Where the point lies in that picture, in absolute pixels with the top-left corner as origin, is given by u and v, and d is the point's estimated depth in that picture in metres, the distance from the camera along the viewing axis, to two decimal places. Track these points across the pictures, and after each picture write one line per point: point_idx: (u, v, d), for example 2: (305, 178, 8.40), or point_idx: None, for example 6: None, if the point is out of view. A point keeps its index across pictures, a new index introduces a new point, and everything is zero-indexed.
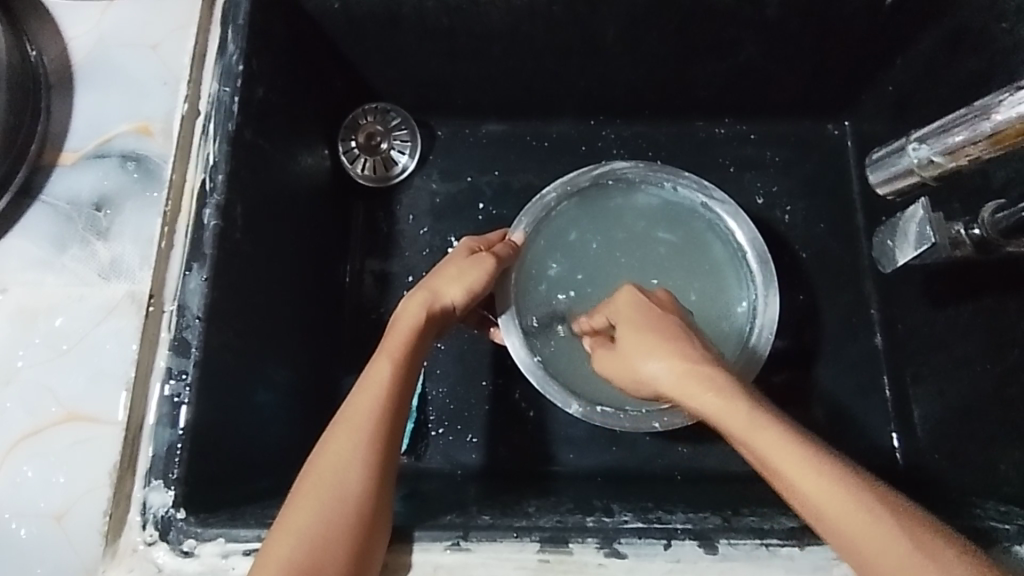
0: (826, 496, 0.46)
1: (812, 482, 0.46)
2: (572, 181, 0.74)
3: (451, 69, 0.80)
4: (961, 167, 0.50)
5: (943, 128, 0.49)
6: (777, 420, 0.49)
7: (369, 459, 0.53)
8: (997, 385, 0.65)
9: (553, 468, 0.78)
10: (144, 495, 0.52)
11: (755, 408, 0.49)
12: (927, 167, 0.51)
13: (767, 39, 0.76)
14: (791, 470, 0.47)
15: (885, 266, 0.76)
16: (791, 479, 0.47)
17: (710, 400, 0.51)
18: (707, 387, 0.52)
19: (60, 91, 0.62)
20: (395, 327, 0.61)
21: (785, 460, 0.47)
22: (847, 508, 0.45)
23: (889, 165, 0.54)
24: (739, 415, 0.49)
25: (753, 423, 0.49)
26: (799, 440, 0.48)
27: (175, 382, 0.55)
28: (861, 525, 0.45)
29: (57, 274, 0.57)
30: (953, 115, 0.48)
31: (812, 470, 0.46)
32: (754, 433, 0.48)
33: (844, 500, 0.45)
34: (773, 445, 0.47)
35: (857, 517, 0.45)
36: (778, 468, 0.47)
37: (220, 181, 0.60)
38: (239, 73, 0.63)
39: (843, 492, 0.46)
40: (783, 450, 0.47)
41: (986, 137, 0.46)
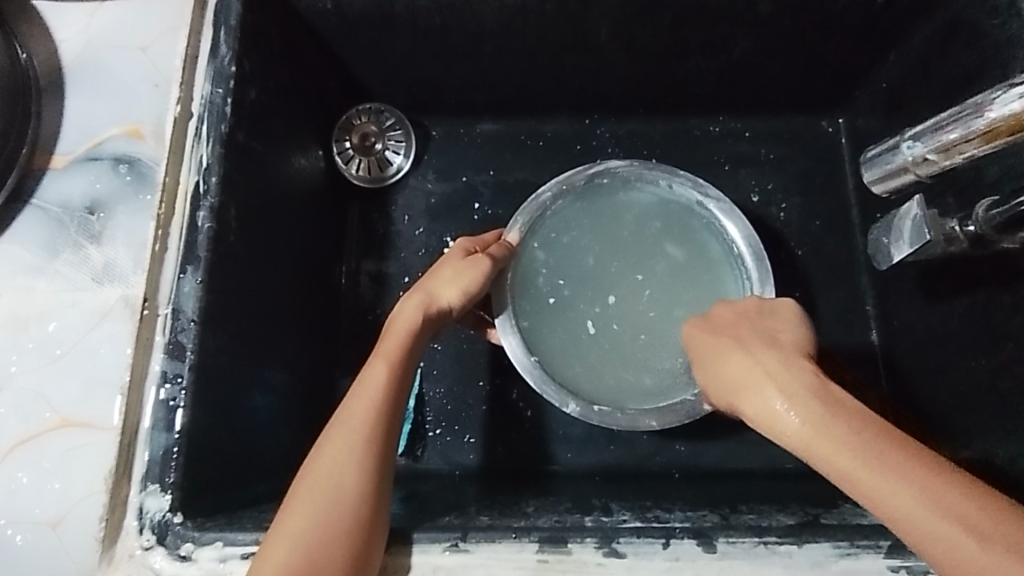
0: (886, 487, 0.45)
1: (877, 478, 0.45)
2: (567, 180, 0.74)
3: (445, 69, 0.80)
4: (953, 164, 0.50)
5: (937, 125, 0.49)
6: (833, 413, 0.49)
7: (365, 462, 0.53)
8: (992, 380, 0.65)
9: (551, 467, 0.78)
10: (140, 500, 0.51)
11: (822, 407, 0.50)
12: (921, 164, 0.51)
13: (760, 36, 0.76)
14: (853, 466, 0.47)
15: (881, 263, 0.76)
16: (861, 479, 0.46)
17: (773, 402, 0.51)
18: (778, 388, 0.52)
19: (51, 95, 0.62)
20: (391, 329, 0.61)
21: (843, 454, 0.47)
22: (910, 496, 0.44)
23: (883, 163, 0.54)
24: (810, 414, 0.49)
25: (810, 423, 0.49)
26: (866, 437, 0.47)
27: (170, 386, 0.55)
28: (925, 514, 0.44)
29: (50, 279, 0.57)
30: (948, 112, 0.48)
31: (874, 462, 0.46)
32: (816, 433, 0.49)
33: (909, 492, 0.44)
34: (834, 442, 0.48)
35: (920, 506, 0.44)
36: (841, 463, 0.47)
37: (214, 183, 0.60)
38: (232, 74, 0.63)
39: (908, 483, 0.45)
40: (843, 449, 0.47)
41: (981, 133, 0.46)
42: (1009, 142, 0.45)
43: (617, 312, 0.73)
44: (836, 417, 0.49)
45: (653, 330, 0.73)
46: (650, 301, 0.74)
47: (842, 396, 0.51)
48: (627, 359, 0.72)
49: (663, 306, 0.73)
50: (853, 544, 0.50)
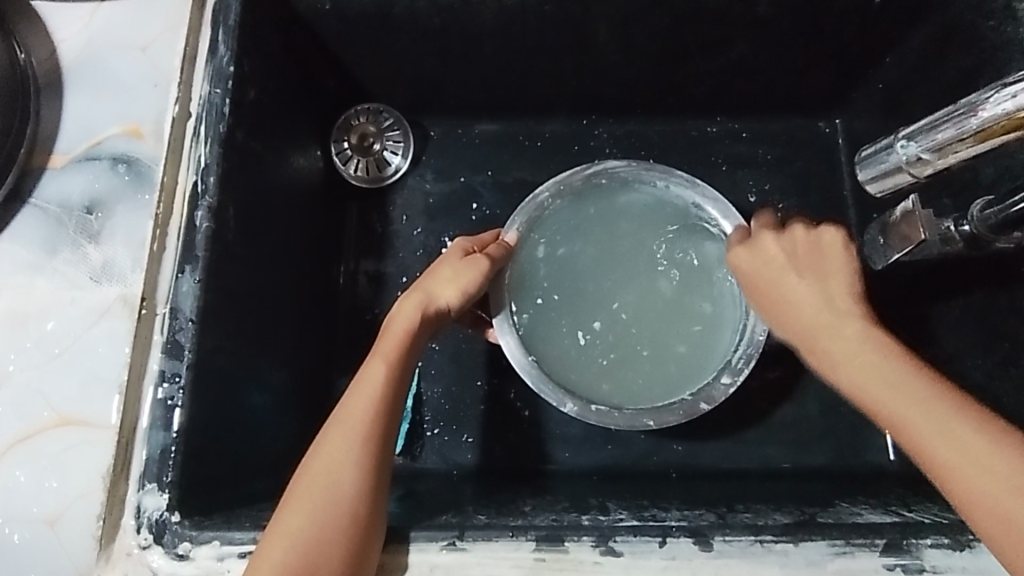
0: (933, 431, 0.45)
1: (917, 414, 0.46)
2: (565, 180, 0.75)
3: (443, 70, 0.80)
4: (949, 163, 0.50)
5: (930, 125, 0.49)
6: (865, 343, 0.51)
7: (363, 461, 0.53)
8: (988, 380, 0.65)
9: (548, 467, 0.78)
10: (137, 499, 0.51)
11: (871, 347, 0.50)
12: (916, 164, 0.51)
13: (757, 38, 0.76)
14: (899, 403, 0.47)
15: (876, 262, 0.72)
16: (876, 397, 0.48)
17: (794, 317, 0.55)
18: (835, 331, 0.52)
19: (50, 94, 0.62)
20: (389, 328, 0.61)
21: (896, 395, 0.47)
22: (959, 442, 0.44)
23: (879, 162, 0.55)
24: (845, 354, 0.51)
25: (853, 349, 0.51)
26: (906, 365, 0.49)
27: (168, 385, 0.54)
28: (974, 466, 0.44)
29: (49, 277, 0.57)
30: (940, 112, 0.49)
31: (922, 403, 0.46)
32: (835, 348, 0.52)
33: (955, 438, 0.45)
34: (859, 368, 0.50)
35: (967, 457, 0.44)
36: (878, 400, 0.48)
37: (213, 183, 0.60)
38: (231, 75, 0.63)
39: (948, 427, 0.45)
40: (894, 390, 0.48)
41: (974, 133, 0.46)
42: (1002, 141, 0.46)
43: (616, 312, 0.73)
44: (879, 355, 0.50)
45: (651, 329, 0.73)
46: (646, 301, 0.74)
47: (893, 341, 0.51)
48: (625, 359, 0.72)
49: (661, 307, 0.73)
50: (849, 543, 0.50)
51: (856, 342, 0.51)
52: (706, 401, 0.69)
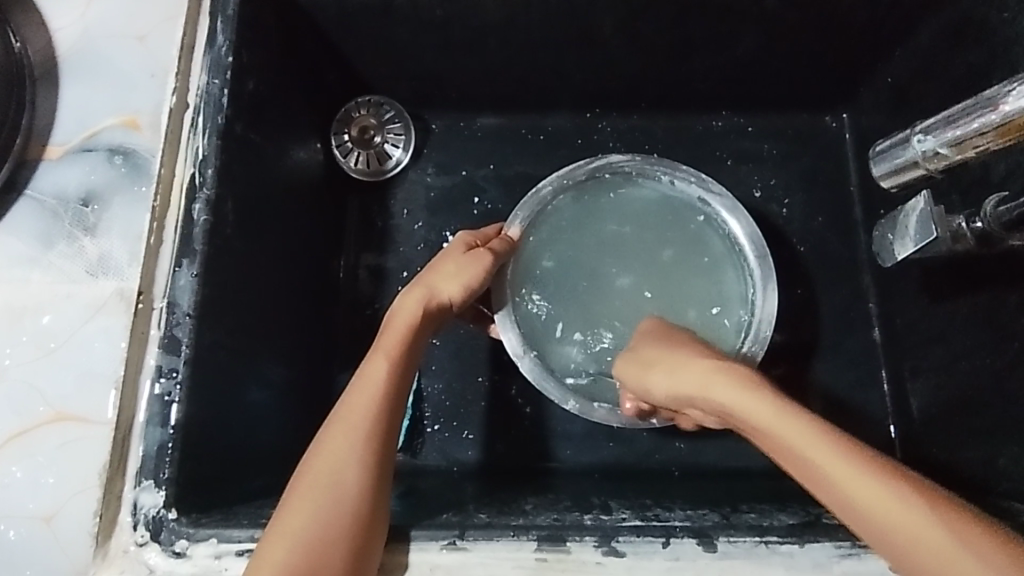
0: (849, 476, 0.45)
1: (832, 457, 0.46)
2: (569, 175, 0.73)
3: (445, 61, 0.79)
4: (966, 159, 0.49)
5: (949, 118, 0.48)
6: (770, 393, 0.50)
7: (365, 459, 0.52)
8: (997, 381, 0.64)
9: (550, 465, 0.77)
10: (135, 496, 0.51)
11: (776, 394, 0.50)
12: (932, 159, 0.50)
13: (765, 31, 0.75)
14: (816, 451, 0.46)
15: (885, 260, 0.76)
16: (795, 447, 0.47)
17: (706, 372, 0.54)
18: (744, 384, 0.51)
19: (46, 84, 0.61)
20: (390, 325, 0.60)
21: (811, 442, 0.47)
22: (874, 485, 0.44)
23: (893, 157, 0.54)
24: (763, 405, 0.49)
25: (761, 405, 0.49)
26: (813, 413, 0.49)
27: (166, 381, 0.54)
28: (892, 504, 0.44)
29: (44, 270, 0.56)
30: (960, 105, 0.48)
31: (833, 447, 0.46)
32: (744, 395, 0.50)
33: (870, 482, 0.44)
34: (770, 417, 0.49)
35: (882, 495, 0.44)
36: (798, 451, 0.47)
37: (211, 175, 0.59)
38: (229, 65, 0.62)
39: (858, 467, 0.45)
40: (808, 436, 0.47)
41: (995, 128, 0.45)
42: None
43: (618, 310, 0.73)
44: (786, 408, 0.49)
45: None
46: (650, 299, 0.73)
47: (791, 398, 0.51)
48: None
49: (665, 304, 0.73)
50: (856, 545, 0.50)
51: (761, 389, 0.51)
52: None
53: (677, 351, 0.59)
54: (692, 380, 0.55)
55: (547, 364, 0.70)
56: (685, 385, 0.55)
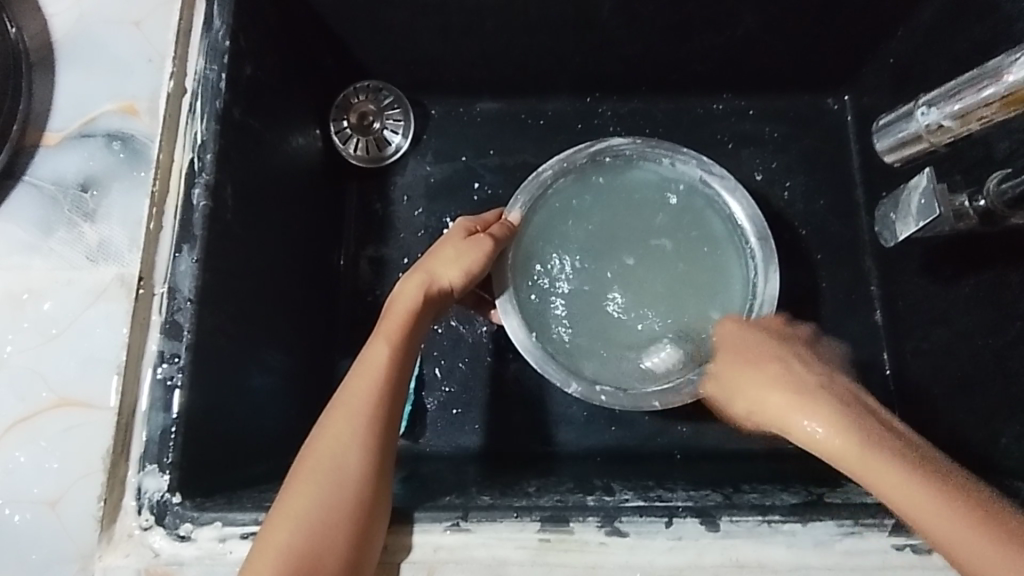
0: (920, 501, 0.45)
1: (899, 480, 0.46)
2: (569, 158, 0.73)
3: (444, 45, 0.79)
4: (969, 131, 0.49)
5: (954, 90, 0.48)
6: (848, 414, 0.52)
7: (368, 444, 0.52)
8: (999, 361, 0.64)
9: (551, 449, 0.78)
10: (139, 480, 0.52)
11: (856, 425, 0.51)
12: (936, 132, 0.50)
13: (766, 11, 0.74)
14: (880, 470, 0.47)
15: (887, 240, 0.75)
16: (862, 468, 0.48)
17: (800, 401, 0.54)
18: (815, 406, 0.53)
19: (42, 69, 0.60)
20: (391, 310, 0.60)
21: (879, 464, 0.48)
22: (949, 517, 0.44)
23: (895, 130, 0.53)
24: (840, 429, 0.51)
25: (842, 429, 0.51)
26: (875, 429, 0.50)
27: (168, 366, 0.54)
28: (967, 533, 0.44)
29: (45, 257, 0.56)
30: (964, 76, 0.47)
31: (904, 470, 0.47)
32: (830, 424, 0.51)
33: (946, 516, 0.44)
34: (841, 439, 0.50)
35: (951, 523, 0.44)
36: (867, 472, 0.48)
37: (209, 161, 0.59)
38: (226, 50, 0.62)
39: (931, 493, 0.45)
40: (880, 460, 0.48)
41: (999, 99, 0.45)
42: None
43: (624, 293, 0.73)
44: (864, 430, 0.50)
45: (660, 310, 0.72)
46: (652, 282, 0.73)
47: (873, 410, 0.53)
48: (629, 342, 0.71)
49: (666, 289, 0.73)
50: (857, 523, 0.50)
51: (841, 415, 0.52)
52: None
53: (747, 373, 0.61)
54: (783, 407, 0.55)
55: (548, 347, 0.70)
56: (777, 410, 0.56)
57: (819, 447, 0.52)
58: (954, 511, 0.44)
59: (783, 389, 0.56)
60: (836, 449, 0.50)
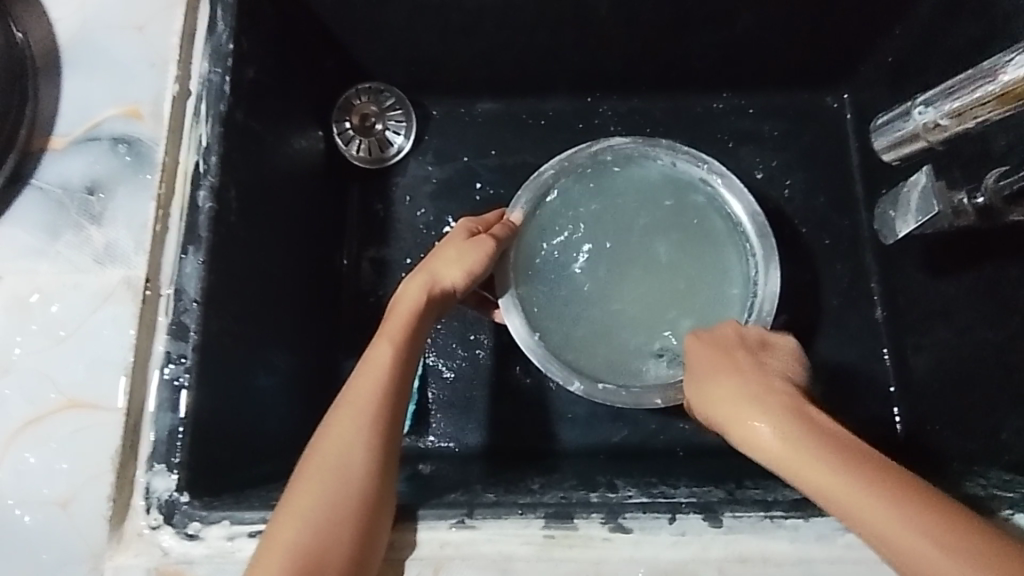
0: (864, 511, 0.45)
1: (848, 489, 0.46)
2: (570, 157, 0.74)
3: (444, 46, 0.79)
4: (966, 129, 0.49)
5: (949, 89, 0.48)
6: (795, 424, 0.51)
7: (372, 443, 0.53)
8: (998, 355, 0.65)
9: (555, 447, 0.78)
10: (147, 480, 0.52)
11: (805, 433, 0.50)
12: (932, 130, 0.50)
13: (764, 9, 0.75)
14: (824, 481, 0.47)
15: (887, 238, 0.76)
16: (806, 478, 0.48)
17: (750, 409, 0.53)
18: (765, 413, 0.52)
19: (48, 75, 0.61)
20: (395, 311, 0.61)
21: (823, 475, 0.47)
22: (896, 522, 0.44)
23: (893, 129, 0.53)
24: (788, 438, 0.50)
25: (791, 441, 0.50)
26: (820, 438, 0.49)
27: (174, 366, 0.54)
28: (911, 538, 0.43)
29: (52, 260, 0.57)
30: (960, 76, 0.48)
31: (850, 480, 0.46)
32: (773, 440, 0.51)
33: (895, 522, 0.44)
34: (787, 448, 0.50)
35: (900, 529, 0.44)
36: (813, 483, 0.48)
37: (213, 163, 0.59)
38: (229, 53, 0.62)
39: (876, 502, 0.45)
40: (822, 469, 0.48)
41: (995, 97, 0.45)
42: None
43: (625, 292, 0.73)
44: (810, 439, 0.49)
45: (660, 309, 0.72)
46: (653, 281, 0.73)
47: (816, 414, 0.52)
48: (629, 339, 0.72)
49: (667, 285, 0.73)
50: None
51: (788, 424, 0.51)
52: None
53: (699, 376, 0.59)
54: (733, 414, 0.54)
55: (550, 345, 0.70)
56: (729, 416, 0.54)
57: (768, 453, 0.51)
58: (901, 519, 0.44)
59: (737, 394, 0.55)
60: (782, 458, 0.50)
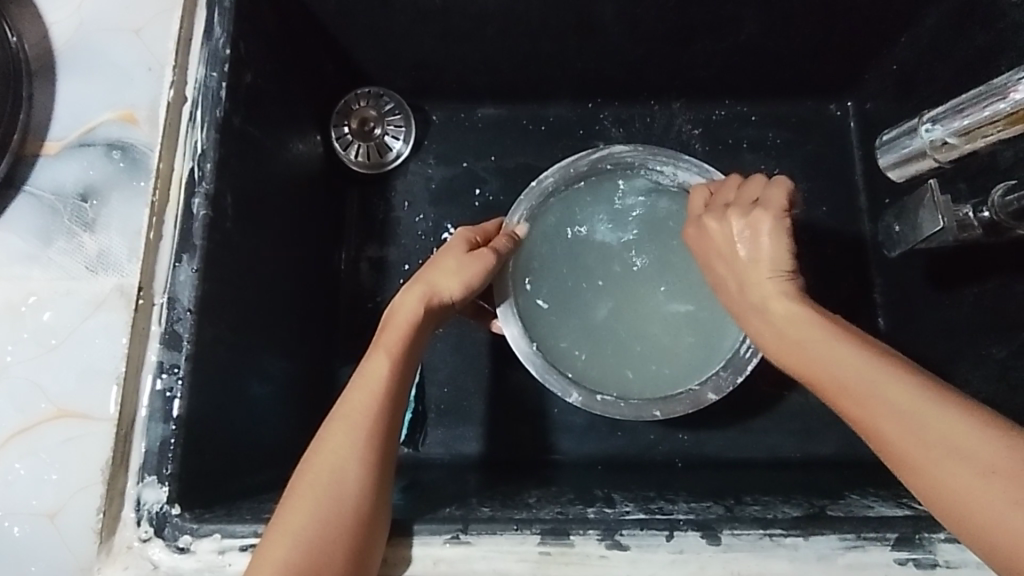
0: (888, 395, 0.45)
1: (876, 372, 0.46)
2: (571, 166, 0.73)
3: (445, 51, 0.78)
4: (974, 147, 0.49)
5: (958, 107, 0.47)
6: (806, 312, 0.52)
7: (367, 457, 0.52)
8: (1002, 370, 0.64)
9: (552, 457, 0.77)
10: (138, 492, 0.51)
11: (822, 329, 0.50)
12: (941, 148, 0.49)
13: (768, 17, 0.74)
14: (847, 365, 0.47)
15: (892, 249, 0.78)
16: (832, 368, 0.48)
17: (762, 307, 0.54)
18: (768, 309, 0.53)
19: (43, 78, 0.60)
20: (392, 321, 0.59)
21: (845, 359, 0.47)
22: (923, 404, 0.44)
23: (901, 145, 0.52)
24: (800, 326, 0.51)
25: (807, 329, 0.51)
26: (835, 337, 0.49)
27: (167, 376, 0.54)
28: (930, 437, 0.43)
29: (44, 267, 0.56)
30: (968, 93, 0.47)
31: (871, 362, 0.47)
32: (788, 324, 0.52)
33: (898, 413, 0.44)
34: (807, 336, 0.50)
35: (922, 411, 0.43)
36: (836, 370, 0.47)
37: (209, 170, 0.58)
38: (227, 57, 0.61)
39: (901, 381, 0.45)
40: (842, 354, 0.48)
41: (1006, 116, 0.44)
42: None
43: (624, 303, 0.72)
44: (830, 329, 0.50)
45: (659, 322, 0.72)
46: (652, 293, 0.72)
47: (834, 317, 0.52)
48: (629, 348, 0.71)
49: (668, 294, 0.72)
50: (860, 537, 0.49)
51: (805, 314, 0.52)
52: (713, 390, 0.68)
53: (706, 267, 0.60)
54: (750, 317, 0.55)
55: (548, 356, 0.70)
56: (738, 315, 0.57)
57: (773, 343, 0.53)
58: (922, 401, 0.44)
59: (750, 285, 0.55)
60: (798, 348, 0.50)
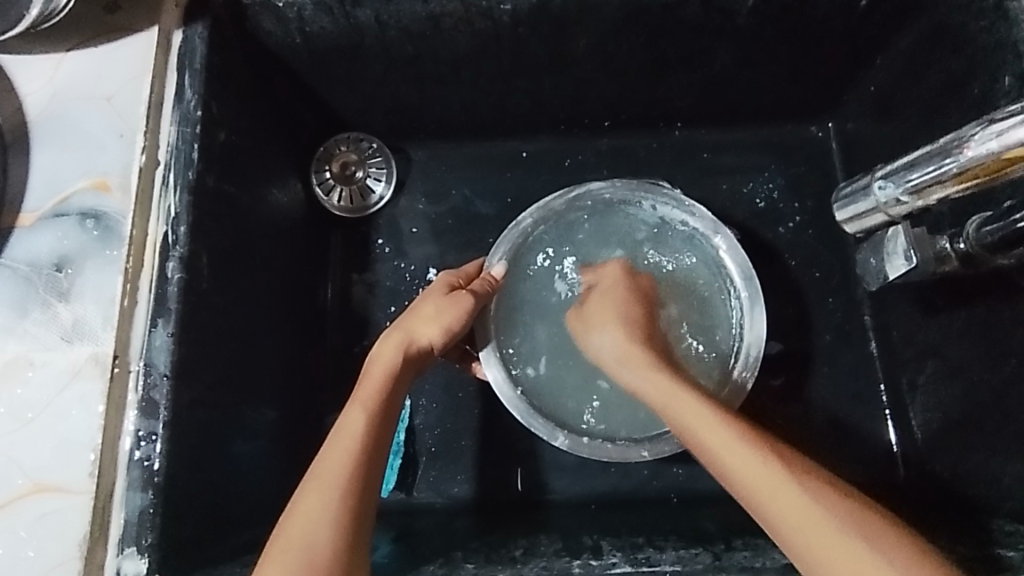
0: (821, 532, 0.47)
1: (774, 492, 0.49)
2: (548, 206, 0.74)
3: (421, 95, 0.79)
4: (926, 203, 0.53)
5: (908, 165, 0.52)
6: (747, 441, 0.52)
7: (342, 518, 0.51)
8: (995, 398, 0.62)
9: (546, 497, 0.76)
10: (117, 563, 0.52)
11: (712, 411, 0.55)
12: (894, 205, 0.55)
13: (741, 48, 0.74)
14: (789, 503, 0.48)
15: (872, 282, 0.75)
16: (787, 523, 0.48)
17: (700, 414, 0.55)
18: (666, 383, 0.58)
19: (17, 150, 0.61)
20: (370, 371, 0.60)
21: (768, 482, 0.49)
22: (801, 502, 0.48)
23: (859, 201, 0.59)
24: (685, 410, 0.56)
25: (746, 453, 0.51)
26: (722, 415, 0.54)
27: (145, 444, 0.55)
28: (815, 529, 0.47)
29: (20, 338, 0.56)
30: (917, 153, 0.51)
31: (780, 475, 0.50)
32: (721, 443, 0.52)
33: (786, 497, 0.49)
34: (755, 474, 0.50)
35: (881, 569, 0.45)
36: (788, 530, 0.48)
37: (183, 233, 0.59)
38: (198, 119, 0.62)
39: (834, 510, 0.48)
40: (767, 469, 0.50)
41: (954, 175, 0.48)
42: (979, 186, 0.48)
43: None
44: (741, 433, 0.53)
45: None
46: None
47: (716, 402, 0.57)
48: None
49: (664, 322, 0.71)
50: None
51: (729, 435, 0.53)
52: None
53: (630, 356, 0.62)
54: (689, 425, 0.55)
55: (534, 400, 0.70)
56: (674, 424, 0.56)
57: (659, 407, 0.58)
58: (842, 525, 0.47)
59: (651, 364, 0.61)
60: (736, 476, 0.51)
